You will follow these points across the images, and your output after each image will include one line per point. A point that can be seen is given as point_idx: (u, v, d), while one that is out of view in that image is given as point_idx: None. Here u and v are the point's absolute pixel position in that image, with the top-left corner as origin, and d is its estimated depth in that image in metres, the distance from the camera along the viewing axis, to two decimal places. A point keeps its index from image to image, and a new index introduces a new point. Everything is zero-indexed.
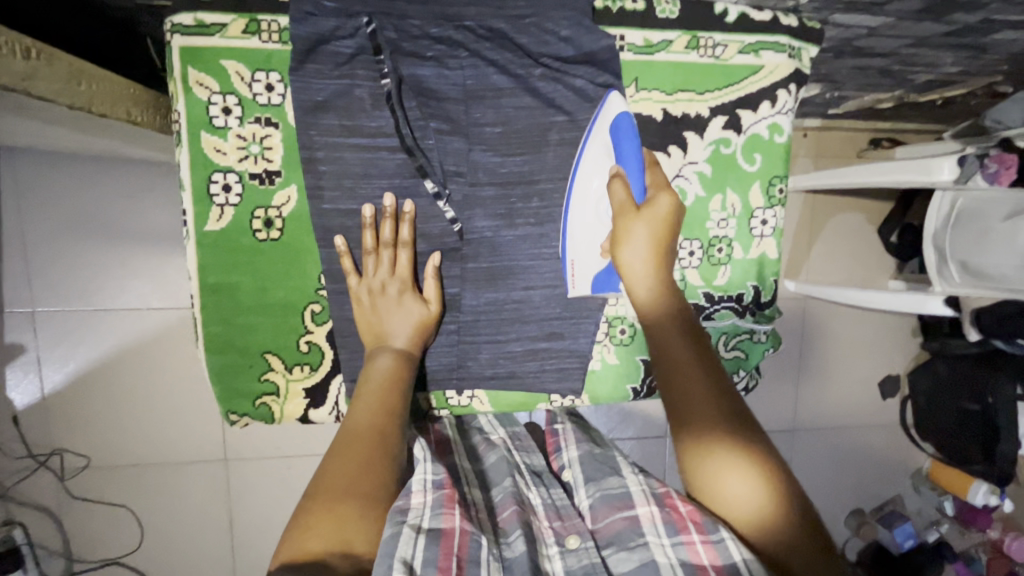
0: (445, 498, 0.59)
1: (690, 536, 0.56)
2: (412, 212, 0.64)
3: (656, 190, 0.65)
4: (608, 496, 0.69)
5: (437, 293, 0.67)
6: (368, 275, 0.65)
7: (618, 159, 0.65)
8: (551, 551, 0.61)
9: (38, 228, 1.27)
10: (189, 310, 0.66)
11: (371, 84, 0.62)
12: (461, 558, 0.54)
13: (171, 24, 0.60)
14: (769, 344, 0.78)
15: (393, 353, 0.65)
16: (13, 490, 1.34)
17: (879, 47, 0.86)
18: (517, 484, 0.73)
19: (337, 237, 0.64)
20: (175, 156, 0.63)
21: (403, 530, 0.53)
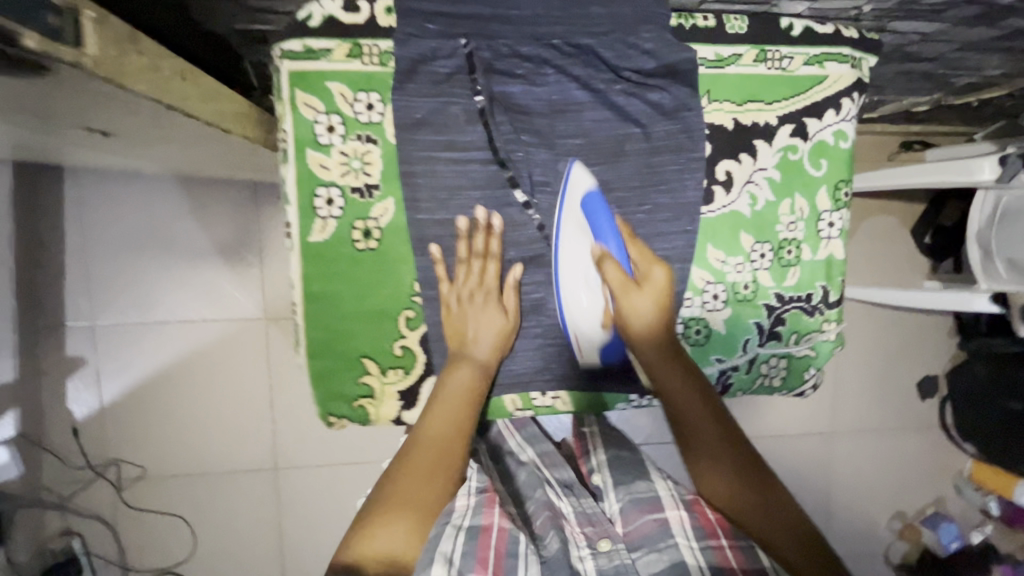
0: (487, 498, 0.69)
1: (719, 541, 0.64)
2: (502, 228, 0.69)
3: (646, 265, 0.69)
4: (638, 500, 0.72)
5: (515, 305, 0.71)
6: (458, 283, 0.70)
7: (598, 236, 0.68)
8: (584, 553, 0.66)
9: (102, 248, 1.39)
10: (293, 316, 0.70)
11: (465, 101, 0.66)
12: (500, 551, 0.61)
13: (281, 51, 0.65)
14: (836, 343, 0.80)
15: (471, 367, 0.69)
16: (73, 500, 1.44)
17: (929, 53, 0.89)
18: (549, 494, 0.74)
19: (433, 245, 0.69)
20: (282, 172, 0.67)
21: (448, 528, 0.63)
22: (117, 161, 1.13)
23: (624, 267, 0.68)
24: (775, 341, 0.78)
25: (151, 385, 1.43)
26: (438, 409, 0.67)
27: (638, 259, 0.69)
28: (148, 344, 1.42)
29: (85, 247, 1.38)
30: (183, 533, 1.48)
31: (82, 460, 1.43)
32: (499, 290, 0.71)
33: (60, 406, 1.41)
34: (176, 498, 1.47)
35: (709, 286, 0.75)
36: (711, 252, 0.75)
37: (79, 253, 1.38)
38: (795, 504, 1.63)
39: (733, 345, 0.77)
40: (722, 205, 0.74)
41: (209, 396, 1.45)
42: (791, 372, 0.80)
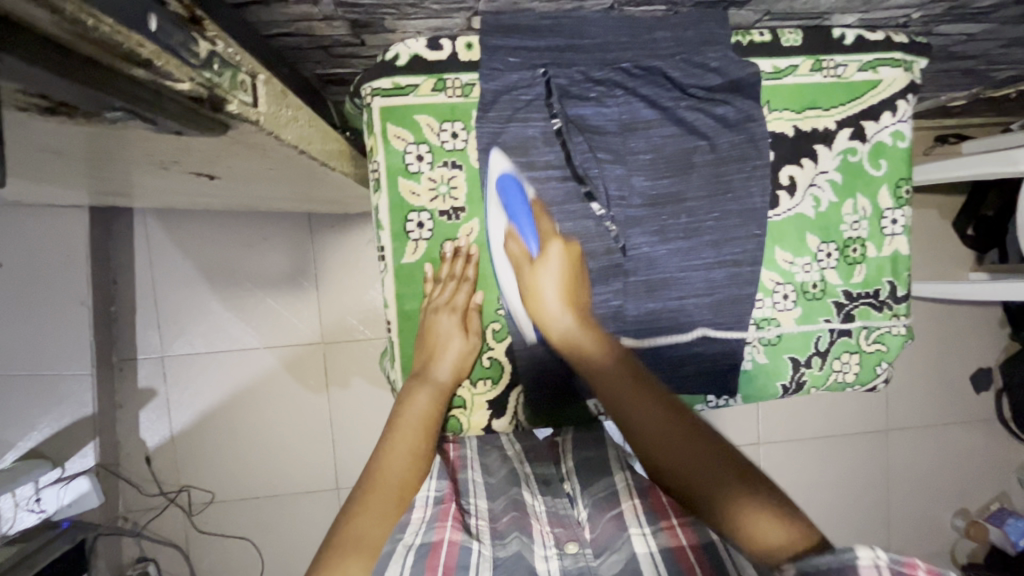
0: (442, 512, 0.62)
1: (668, 522, 0.61)
2: (476, 250, 0.73)
3: (546, 238, 0.71)
4: (600, 500, 0.70)
5: (478, 327, 0.74)
6: (434, 299, 0.73)
7: (509, 215, 0.71)
8: (548, 553, 0.61)
9: (167, 283, 1.47)
10: (389, 333, 0.76)
11: (543, 125, 0.71)
12: (449, 566, 0.54)
13: (372, 90, 0.70)
14: (907, 337, 0.82)
15: (430, 392, 0.71)
16: (148, 526, 1.50)
17: (972, 50, 0.92)
18: (521, 493, 0.72)
19: (427, 265, 0.74)
20: (375, 200, 0.73)
21: (398, 548, 0.56)
22: (186, 200, 1.21)
23: (528, 245, 0.71)
24: (846, 337, 0.80)
25: (216, 412, 1.49)
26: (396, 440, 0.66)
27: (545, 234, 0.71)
28: (213, 373, 1.48)
29: (154, 284, 1.47)
30: (251, 557, 1.52)
31: (154, 487, 1.49)
32: (466, 312, 0.73)
33: (135, 436, 1.48)
34: (243, 522, 1.51)
35: (779, 287, 0.78)
36: (780, 254, 0.78)
37: (149, 290, 1.47)
38: (856, 505, 1.61)
39: (805, 343, 0.79)
40: (787, 208, 0.77)
41: (271, 421, 1.50)
42: (864, 368, 0.81)
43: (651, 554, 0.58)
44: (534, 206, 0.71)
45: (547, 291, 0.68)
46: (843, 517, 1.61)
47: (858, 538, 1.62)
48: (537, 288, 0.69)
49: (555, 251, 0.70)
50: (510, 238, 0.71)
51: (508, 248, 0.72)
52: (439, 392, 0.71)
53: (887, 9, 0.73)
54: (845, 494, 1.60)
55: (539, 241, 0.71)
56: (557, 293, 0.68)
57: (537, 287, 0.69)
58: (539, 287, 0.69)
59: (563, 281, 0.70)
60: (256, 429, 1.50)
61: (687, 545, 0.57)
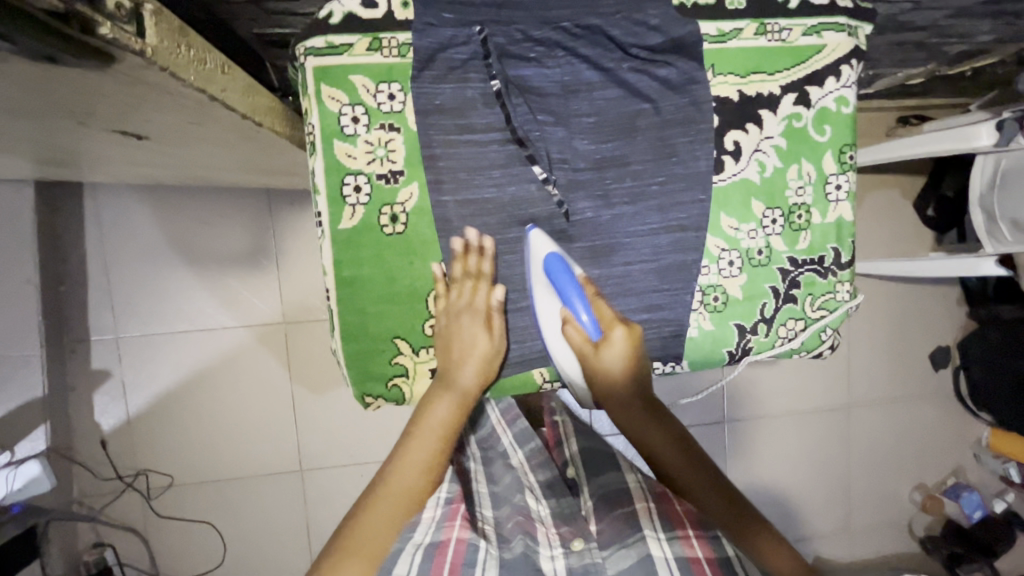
0: (451, 512, 0.74)
1: (685, 532, 0.70)
2: (493, 248, 0.72)
3: (607, 326, 0.71)
4: (608, 496, 0.83)
5: (501, 326, 0.74)
6: (449, 298, 0.72)
7: (562, 301, 0.70)
8: (555, 553, 0.73)
9: (120, 262, 1.42)
10: (326, 302, 0.72)
11: (482, 85, 0.69)
12: (455, 563, 0.66)
13: (304, 48, 0.68)
14: (851, 304, 0.82)
15: (447, 398, 0.72)
16: (105, 510, 1.46)
17: (920, 20, 0.92)
18: (526, 499, 0.82)
19: (456, 238, 0.72)
20: (310, 164, 0.70)
21: (408, 546, 0.67)
22: (133, 174, 1.17)
23: (586, 326, 0.70)
24: (791, 304, 0.80)
25: (174, 395, 1.45)
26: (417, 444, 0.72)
27: (603, 319, 0.71)
28: (171, 354, 1.45)
29: (107, 265, 1.42)
30: (213, 540, 1.50)
31: (110, 471, 1.45)
32: (487, 313, 0.73)
33: (89, 421, 1.44)
34: (205, 505, 1.49)
35: (724, 253, 0.78)
36: (725, 220, 0.77)
37: (101, 271, 1.42)
38: (818, 481, 1.64)
39: (751, 310, 0.79)
40: (732, 173, 0.77)
41: (232, 403, 1.47)
42: (809, 334, 0.82)
43: (666, 559, 0.67)
44: (583, 283, 0.71)
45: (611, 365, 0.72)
46: (806, 493, 1.64)
47: (820, 513, 1.65)
48: (597, 367, 0.72)
49: (616, 339, 0.71)
50: (567, 325, 0.71)
51: (566, 333, 0.71)
52: (457, 399, 0.72)
53: None
54: (807, 470, 1.63)
55: (600, 331, 0.71)
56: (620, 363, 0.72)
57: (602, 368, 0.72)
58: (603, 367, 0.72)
59: (625, 365, 0.73)
60: (216, 412, 1.47)
61: (702, 557, 0.67)
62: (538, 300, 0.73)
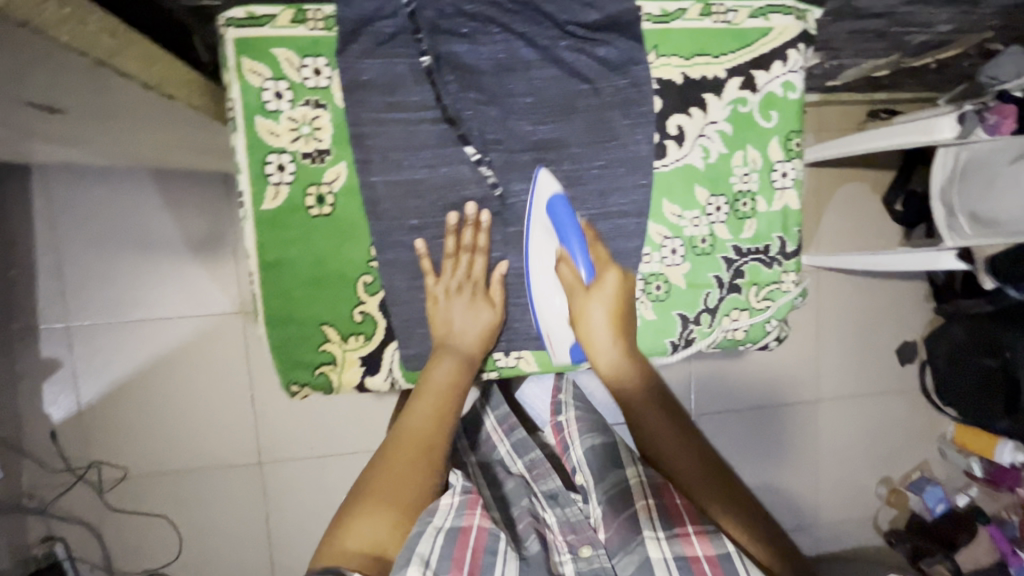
0: (470, 499, 0.65)
1: (684, 529, 0.65)
2: (490, 221, 0.71)
3: (601, 266, 0.73)
4: (614, 496, 0.72)
5: (501, 298, 0.73)
6: (445, 276, 0.71)
7: (559, 237, 0.72)
8: (564, 559, 0.68)
9: (70, 241, 1.30)
10: (250, 286, 0.70)
11: (411, 61, 0.66)
12: (478, 553, 0.60)
13: (224, 18, 0.64)
14: (797, 294, 0.81)
15: (456, 360, 0.71)
16: (52, 505, 1.36)
17: (877, 8, 0.90)
18: (533, 504, 0.76)
19: (451, 212, 0.70)
20: (232, 141, 0.67)
21: (427, 529, 0.60)
22: (75, 154, 1.08)
23: (581, 269, 0.72)
24: (735, 294, 0.79)
25: (127, 386, 1.36)
26: (422, 405, 0.69)
27: (596, 259, 0.73)
28: (126, 343, 1.34)
29: (50, 244, 1.30)
30: (169, 535, 1.42)
31: (60, 463, 1.36)
32: (487, 284, 0.73)
33: (35, 410, 1.33)
34: (162, 498, 1.41)
35: (667, 241, 0.76)
36: (667, 207, 0.75)
37: (45, 250, 1.30)
38: (788, 474, 1.64)
39: (694, 299, 0.78)
40: (675, 158, 0.75)
41: (189, 394, 1.38)
42: (754, 325, 0.80)
43: (665, 560, 0.64)
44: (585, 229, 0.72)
45: (594, 320, 0.73)
46: (775, 486, 1.63)
47: (788, 506, 1.65)
48: (586, 315, 0.73)
49: (609, 280, 0.73)
50: (561, 264, 0.72)
51: (559, 271, 0.73)
52: (465, 360, 0.71)
53: None
54: (776, 464, 1.63)
55: (592, 269, 0.73)
56: (606, 326, 0.73)
57: (585, 313, 0.73)
58: (586, 313, 0.73)
59: (611, 314, 0.73)
60: (173, 405, 1.38)
61: (703, 556, 0.63)
62: (534, 242, 0.72)
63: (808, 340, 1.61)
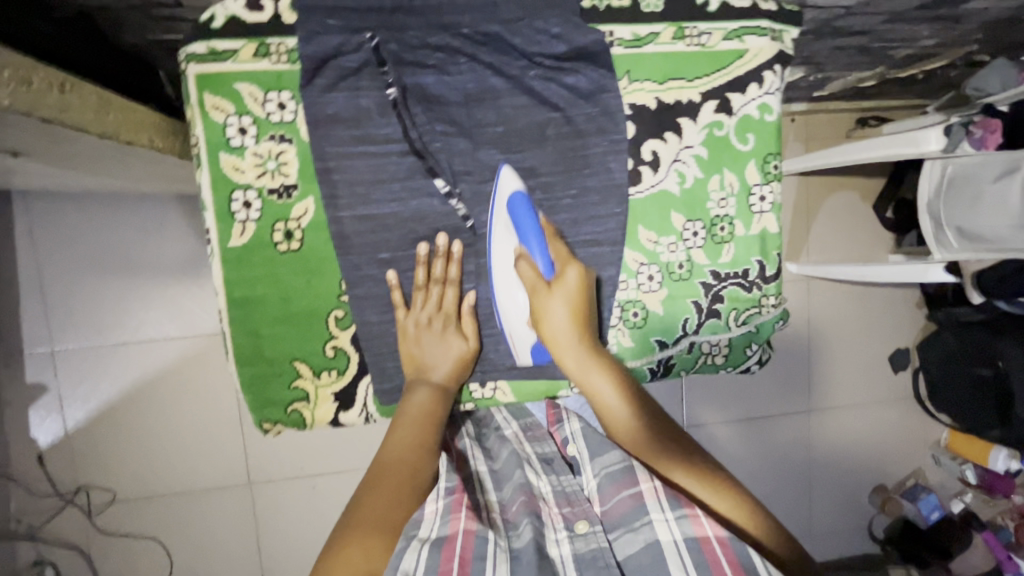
0: (455, 501, 0.59)
1: (692, 509, 0.57)
2: (461, 253, 0.69)
3: (562, 263, 0.68)
4: (613, 474, 0.65)
5: (474, 330, 0.72)
6: (415, 309, 0.70)
7: (519, 235, 0.68)
8: (560, 536, 0.60)
9: (55, 264, 1.28)
10: (219, 324, 0.69)
11: (377, 94, 0.65)
12: (465, 558, 0.54)
13: (185, 54, 0.63)
14: (778, 318, 0.80)
15: (430, 390, 0.69)
16: (41, 530, 1.33)
17: (858, 25, 0.89)
18: (527, 475, 0.69)
19: (422, 244, 0.69)
20: (197, 178, 0.66)
21: (412, 543, 0.55)
22: (73, 183, 1.07)
23: (541, 267, 0.68)
24: (714, 319, 0.78)
25: (116, 409, 1.32)
26: (400, 432, 0.66)
27: (555, 255, 0.69)
28: (115, 366, 1.32)
29: (39, 266, 1.27)
30: (158, 558, 1.39)
31: (48, 488, 1.32)
32: (458, 316, 0.71)
33: (23, 436, 1.30)
34: (151, 522, 1.38)
35: (643, 268, 0.75)
36: (643, 233, 0.74)
37: (34, 270, 1.27)
38: (780, 484, 1.63)
39: (672, 326, 0.77)
40: (650, 184, 0.74)
41: (179, 417, 1.35)
42: (734, 349, 0.79)
43: (676, 543, 0.55)
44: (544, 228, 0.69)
45: (555, 321, 0.68)
46: (768, 496, 1.62)
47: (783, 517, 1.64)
48: (547, 316, 0.68)
49: (570, 280, 0.68)
50: (520, 261, 0.68)
51: (518, 270, 0.68)
52: (439, 389, 0.70)
53: None
54: (768, 474, 1.62)
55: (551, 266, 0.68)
56: (568, 328, 0.68)
57: (547, 313, 0.68)
58: (548, 313, 0.68)
59: (576, 315, 0.69)
60: (166, 426, 1.35)
61: (713, 535, 0.55)
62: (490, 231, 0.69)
63: (800, 350, 1.60)
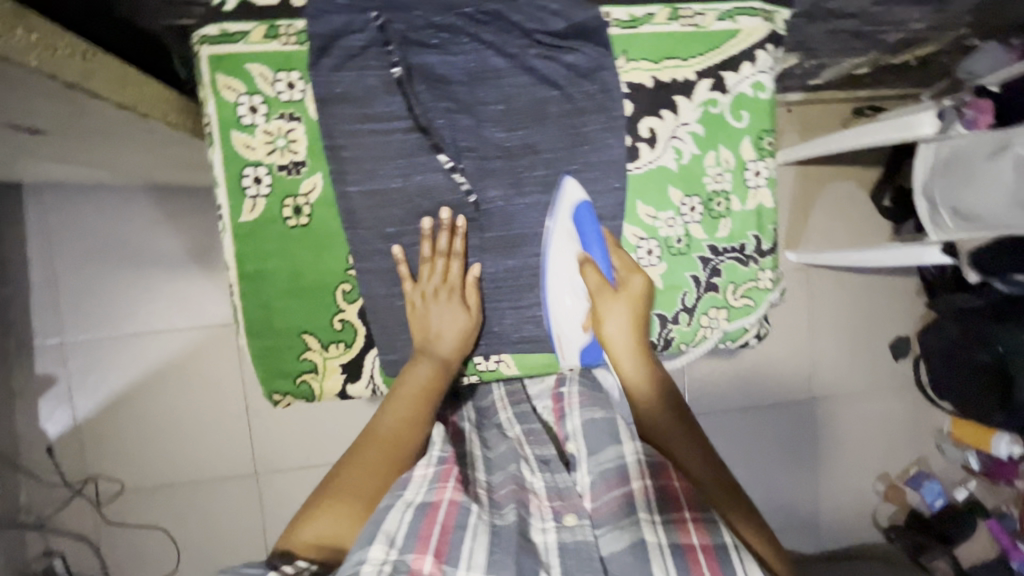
0: (445, 471, 0.60)
1: (681, 513, 0.58)
2: (466, 227, 0.71)
3: (626, 273, 0.73)
4: (606, 472, 0.63)
5: (478, 302, 0.74)
6: (422, 281, 0.72)
7: (582, 242, 0.74)
8: (547, 526, 0.60)
9: (66, 256, 1.30)
10: (230, 299, 0.71)
11: (383, 73, 0.68)
12: (446, 526, 0.54)
13: (197, 36, 0.66)
14: (775, 292, 0.81)
15: (432, 364, 0.70)
16: (51, 519, 1.34)
17: (848, 8, 0.91)
18: (522, 469, 0.67)
19: (426, 219, 0.71)
20: (209, 156, 0.68)
21: (397, 504, 0.57)
22: (82, 173, 1.09)
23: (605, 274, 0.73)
24: (713, 292, 0.79)
25: (124, 399, 1.34)
26: (394, 406, 0.67)
27: (619, 265, 0.74)
28: (123, 356, 1.34)
29: (51, 258, 1.30)
30: (166, 547, 1.39)
31: (57, 478, 1.33)
32: (462, 288, 0.73)
33: (32, 426, 1.31)
34: (159, 511, 1.39)
35: (642, 242, 0.77)
36: (642, 209, 0.76)
37: (45, 262, 1.30)
38: (783, 473, 1.64)
39: (671, 299, 0.79)
40: (648, 160, 0.76)
41: (186, 406, 1.37)
42: (733, 323, 0.81)
43: (660, 545, 0.55)
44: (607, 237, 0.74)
45: (614, 323, 0.72)
46: (771, 485, 1.63)
47: (787, 505, 1.64)
48: (607, 317, 0.72)
49: (633, 286, 0.73)
50: (586, 266, 0.73)
51: (584, 276, 0.73)
52: (440, 365, 0.70)
53: None
54: (770, 462, 1.63)
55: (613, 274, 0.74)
56: (626, 330, 0.71)
57: (608, 314, 0.72)
58: (609, 314, 0.72)
59: (634, 318, 0.73)
60: (174, 415, 1.36)
61: (699, 544, 0.55)
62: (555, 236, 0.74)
63: (800, 339, 1.62)
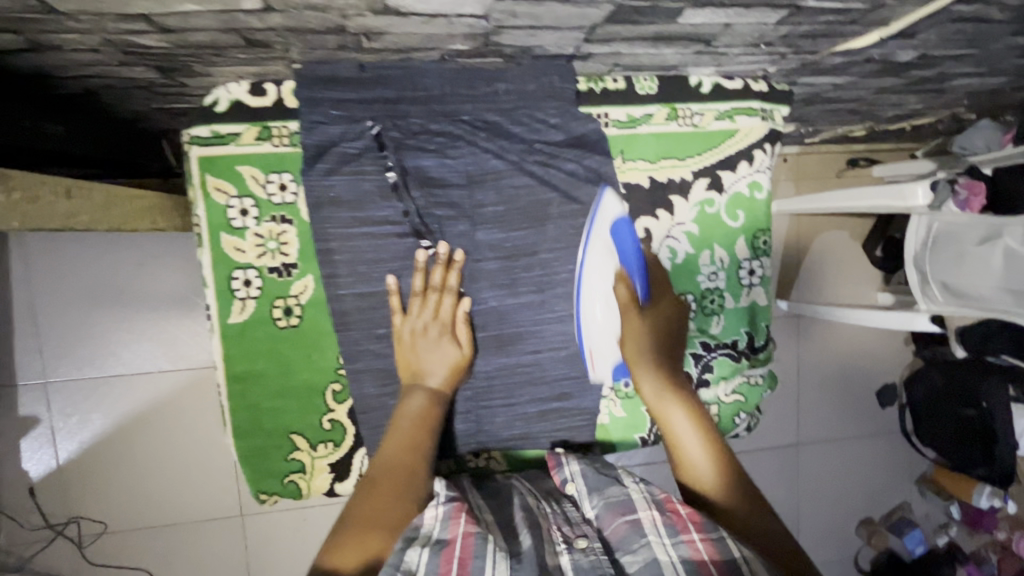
0: (456, 505, 0.56)
1: (689, 534, 0.53)
2: (462, 259, 0.69)
3: (658, 288, 0.72)
4: (611, 503, 0.60)
5: (468, 337, 0.71)
6: (412, 315, 0.69)
7: (621, 259, 0.69)
8: (558, 549, 0.54)
9: (49, 291, 1.18)
10: (218, 399, 0.70)
11: (378, 177, 0.67)
12: (464, 560, 0.50)
13: (189, 136, 0.65)
14: (763, 387, 0.82)
15: (426, 393, 0.68)
16: (34, 561, 1.23)
17: (846, 96, 0.91)
18: (526, 501, 0.65)
19: (420, 250, 0.68)
20: (198, 257, 0.67)
21: (412, 543, 0.52)
22: None
23: (639, 290, 0.70)
24: (704, 389, 0.79)
25: (110, 443, 1.23)
26: (392, 438, 0.64)
27: (654, 280, 0.72)
28: (111, 398, 1.22)
29: (34, 289, 1.17)
30: None
31: (39, 519, 1.22)
32: (453, 324, 0.70)
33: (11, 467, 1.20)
34: (147, 553, 1.27)
35: None
36: None
37: (27, 295, 1.17)
38: None
39: None
40: None
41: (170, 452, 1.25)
42: (723, 419, 0.81)
43: (673, 564, 0.51)
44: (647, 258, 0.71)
45: (640, 339, 0.69)
46: None
47: None
48: (634, 333, 0.69)
49: (666, 305, 0.72)
50: (620, 282, 0.69)
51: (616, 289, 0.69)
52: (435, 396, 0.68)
53: (741, 64, 0.71)
54: None
55: (648, 288, 0.71)
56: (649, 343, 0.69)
57: (636, 330, 0.70)
58: (637, 331, 0.69)
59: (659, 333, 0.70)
60: (168, 463, 1.25)
61: (709, 559, 0.51)
62: (591, 249, 0.69)
63: (790, 386, 1.62)
